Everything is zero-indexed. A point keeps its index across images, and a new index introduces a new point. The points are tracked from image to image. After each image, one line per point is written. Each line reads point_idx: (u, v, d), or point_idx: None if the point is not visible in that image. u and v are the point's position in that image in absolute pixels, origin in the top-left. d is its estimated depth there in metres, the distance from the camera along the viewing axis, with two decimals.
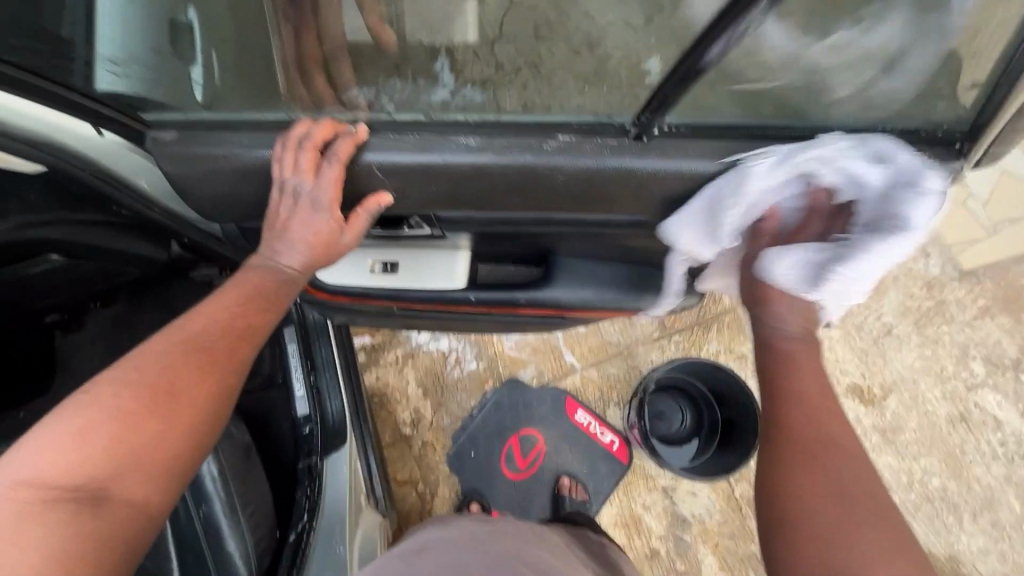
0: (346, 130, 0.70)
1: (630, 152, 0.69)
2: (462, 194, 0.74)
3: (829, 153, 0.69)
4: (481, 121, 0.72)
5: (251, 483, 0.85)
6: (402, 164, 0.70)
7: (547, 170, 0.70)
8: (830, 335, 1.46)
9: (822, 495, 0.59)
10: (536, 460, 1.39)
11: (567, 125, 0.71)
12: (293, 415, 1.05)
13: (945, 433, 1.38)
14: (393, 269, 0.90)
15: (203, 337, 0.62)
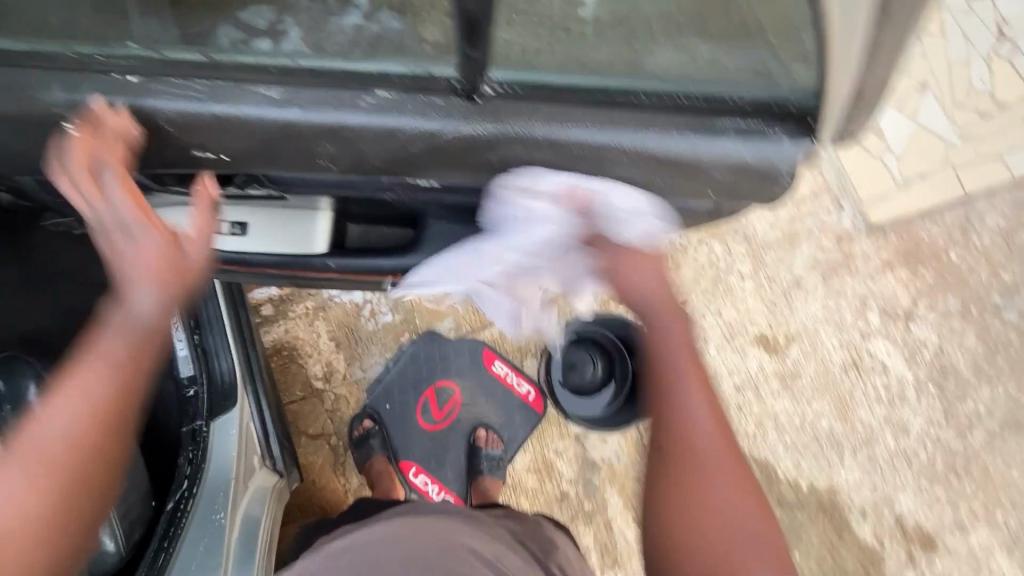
0: (109, 79, 0.59)
1: (456, 116, 0.61)
2: (273, 147, 0.64)
3: (648, 130, 0.62)
4: (285, 62, 0.59)
5: (116, 455, 0.79)
6: (194, 116, 0.61)
7: (362, 128, 0.61)
8: (744, 287, 1.49)
9: (719, 496, 0.74)
10: (451, 412, 1.39)
11: (387, 74, 0.59)
12: (175, 377, 0.98)
13: (837, 378, 1.47)
14: (243, 230, 0.83)
15: (45, 442, 0.57)
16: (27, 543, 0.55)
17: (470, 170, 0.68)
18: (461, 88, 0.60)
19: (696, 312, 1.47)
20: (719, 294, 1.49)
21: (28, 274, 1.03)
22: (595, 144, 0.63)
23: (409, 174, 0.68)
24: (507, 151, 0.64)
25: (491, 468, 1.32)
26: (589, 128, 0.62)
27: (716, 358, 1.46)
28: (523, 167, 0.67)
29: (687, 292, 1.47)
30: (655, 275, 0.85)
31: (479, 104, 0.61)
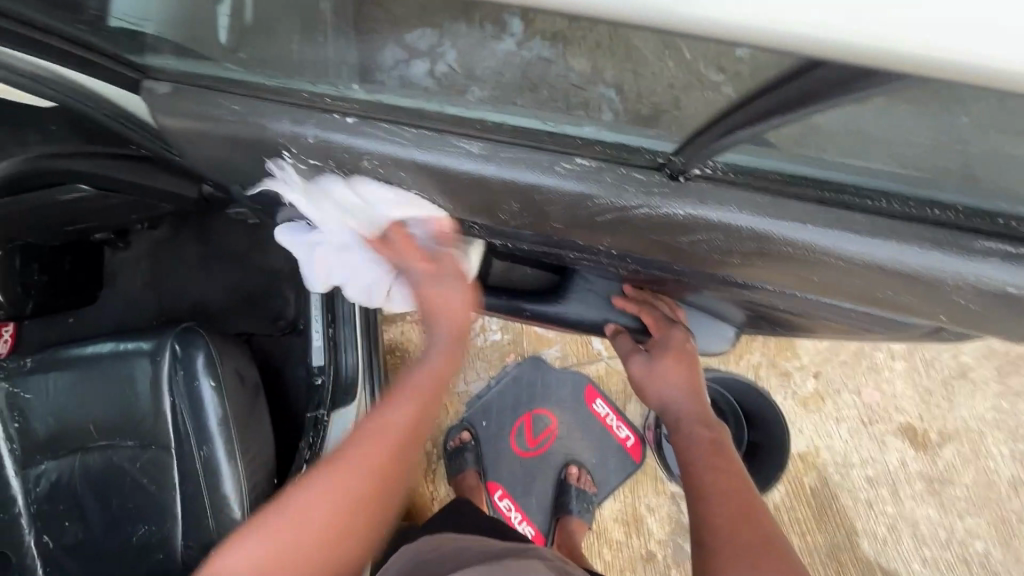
0: (330, 119, 0.55)
1: (651, 195, 0.53)
2: (453, 199, 0.60)
3: (886, 241, 0.49)
4: (492, 117, 0.55)
5: (255, 431, 0.87)
6: (388, 160, 0.56)
7: (568, 198, 0.54)
8: (893, 367, 1.31)
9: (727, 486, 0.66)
10: (545, 442, 1.37)
11: (602, 140, 0.53)
12: (310, 365, 1.08)
13: (1000, 494, 1.24)
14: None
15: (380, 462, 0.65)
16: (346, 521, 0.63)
17: (643, 248, 0.59)
18: (662, 163, 0.53)
19: (830, 386, 1.32)
20: (861, 371, 1.32)
21: (207, 252, 1.19)
22: (816, 246, 0.51)
23: (570, 243, 0.62)
24: (712, 244, 0.55)
25: (581, 511, 1.27)
26: (819, 229, 0.50)
27: (848, 443, 1.29)
28: (707, 257, 0.57)
29: (823, 362, 1.32)
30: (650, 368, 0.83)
31: (679, 184, 0.52)
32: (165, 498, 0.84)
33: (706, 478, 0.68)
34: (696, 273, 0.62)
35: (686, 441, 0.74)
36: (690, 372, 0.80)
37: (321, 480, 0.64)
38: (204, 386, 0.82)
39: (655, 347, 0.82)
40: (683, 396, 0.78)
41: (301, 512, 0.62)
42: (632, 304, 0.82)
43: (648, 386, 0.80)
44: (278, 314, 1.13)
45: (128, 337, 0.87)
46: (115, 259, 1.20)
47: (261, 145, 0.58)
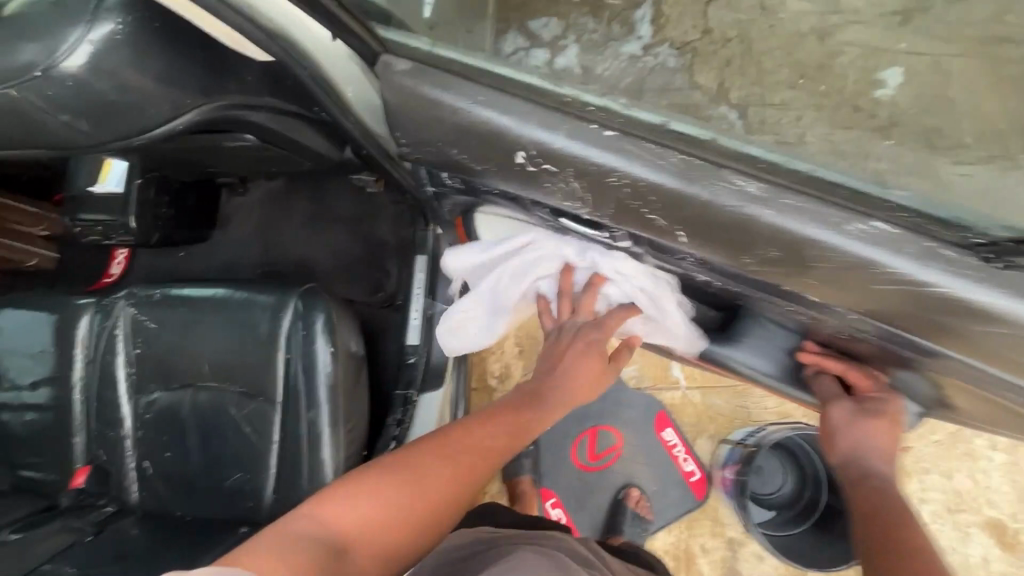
0: (590, 131, 0.56)
1: (955, 273, 0.52)
2: (696, 235, 0.60)
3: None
4: (769, 163, 0.56)
5: (357, 400, 0.88)
6: (644, 184, 0.56)
7: (829, 252, 0.54)
8: (992, 458, 1.23)
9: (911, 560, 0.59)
10: (606, 460, 1.33)
11: (878, 203, 0.54)
12: (403, 342, 1.07)
13: None
14: (560, 261, 0.80)
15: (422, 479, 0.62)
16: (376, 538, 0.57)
17: (859, 303, 0.59)
18: (973, 243, 0.52)
19: (919, 463, 1.24)
20: (956, 454, 1.24)
21: (318, 212, 1.20)
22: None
23: (786, 292, 0.63)
24: (980, 330, 0.54)
25: (632, 534, 1.25)
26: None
27: (928, 527, 1.22)
28: (923, 322, 0.57)
29: (915, 437, 1.25)
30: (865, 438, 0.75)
31: (986, 267, 0.51)
32: (263, 452, 0.85)
33: (886, 541, 0.63)
34: (901, 342, 0.61)
35: (870, 513, 0.68)
36: (892, 440, 0.76)
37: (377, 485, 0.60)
38: (320, 349, 0.83)
39: (866, 404, 0.77)
40: (880, 459, 0.75)
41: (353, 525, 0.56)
42: (837, 361, 0.77)
43: (842, 434, 0.76)
44: (377, 285, 1.14)
45: (254, 287, 0.89)
46: (230, 203, 1.23)
47: (502, 143, 0.59)
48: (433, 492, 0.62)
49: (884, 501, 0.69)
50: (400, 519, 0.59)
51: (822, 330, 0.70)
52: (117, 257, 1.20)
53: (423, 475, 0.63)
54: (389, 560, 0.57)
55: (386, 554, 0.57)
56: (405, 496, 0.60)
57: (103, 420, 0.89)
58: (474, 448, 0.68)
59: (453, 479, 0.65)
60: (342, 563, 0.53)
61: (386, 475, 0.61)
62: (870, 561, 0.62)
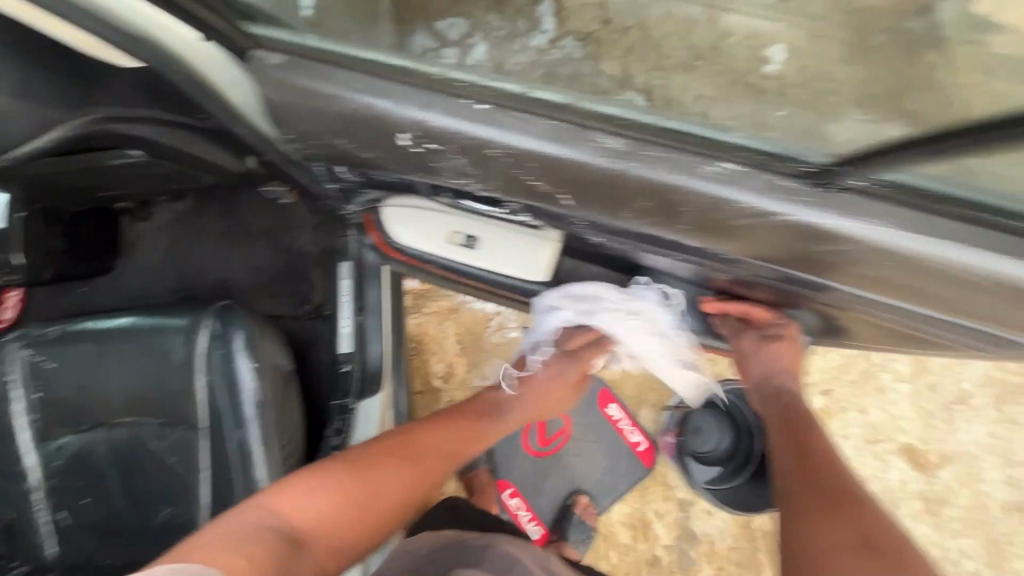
0: (457, 103, 0.57)
1: (802, 204, 0.56)
2: (578, 197, 0.61)
3: (969, 247, 0.54)
4: (627, 119, 0.58)
5: (289, 414, 0.85)
6: (518, 150, 0.57)
7: (694, 199, 0.57)
8: (899, 389, 1.36)
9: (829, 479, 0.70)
10: (557, 443, 1.36)
11: (732, 150, 0.57)
12: (336, 352, 1.06)
13: (993, 518, 1.29)
14: (473, 244, 0.77)
15: (381, 500, 0.83)
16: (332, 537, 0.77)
17: (744, 246, 0.61)
18: (814, 174, 0.56)
19: (838, 403, 1.36)
20: (868, 391, 1.36)
21: (232, 229, 1.16)
22: (915, 249, 0.55)
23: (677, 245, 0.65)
24: (841, 254, 0.58)
25: (576, 540, 1.29)
26: (912, 234, 0.55)
27: (852, 460, 1.33)
28: (806, 258, 0.60)
29: (831, 380, 1.37)
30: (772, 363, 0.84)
31: (829, 195, 0.56)
32: (193, 483, 0.81)
33: (801, 450, 0.74)
34: (789, 279, 0.64)
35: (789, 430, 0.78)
36: (794, 356, 0.85)
37: (357, 483, 0.81)
38: (243, 367, 0.80)
39: (766, 330, 0.84)
40: (787, 375, 0.84)
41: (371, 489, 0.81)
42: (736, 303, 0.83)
43: (755, 361, 0.85)
44: (303, 297, 1.11)
45: (165, 312, 0.84)
46: (133, 230, 1.16)
47: (377, 125, 0.59)
48: (381, 505, 0.83)
49: (799, 415, 0.80)
50: (354, 525, 0.79)
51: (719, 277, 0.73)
52: (9, 301, 1.09)
53: (414, 459, 0.88)
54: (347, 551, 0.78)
55: (342, 544, 0.77)
56: (350, 513, 0.79)
57: (6, 474, 0.82)
58: (420, 451, 0.89)
59: (417, 472, 0.88)
60: (332, 527, 0.76)
61: (329, 482, 0.79)
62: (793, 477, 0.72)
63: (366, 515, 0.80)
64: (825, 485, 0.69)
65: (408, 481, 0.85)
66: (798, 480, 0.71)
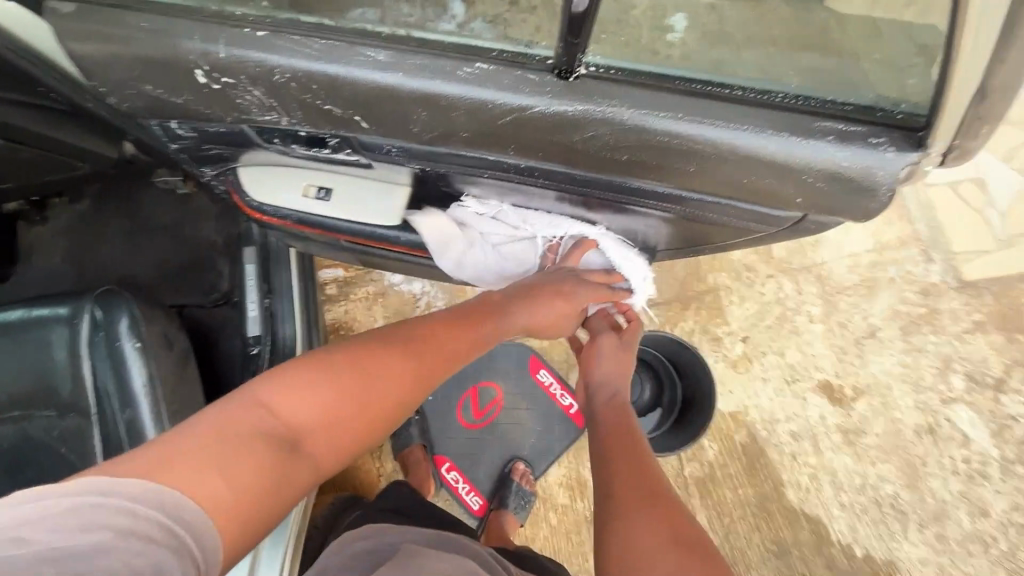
0: (239, 33, 0.56)
1: (546, 96, 0.57)
2: (370, 118, 0.62)
3: (720, 122, 0.57)
4: (400, 33, 0.57)
5: (184, 393, 0.85)
6: (302, 74, 0.58)
7: (468, 106, 0.58)
8: (812, 329, 1.43)
9: (642, 471, 0.78)
10: (491, 413, 1.38)
11: (489, 52, 0.57)
12: (244, 335, 1.05)
13: (908, 442, 1.36)
14: (328, 197, 0.78)
15: (363, 401, 0.66)
16: (324, 432, 0.62)
17: (541, 152, 0.63)
18: (551, 66, 0.56)
19: (757, 348, 1.41)
20: (784, 334, 1.42)
21: (132, 225, 1.14)
22: (673, 130, 0.57)
23: (483, 160, 0.66)
24: (602, 139, 0.59)
25: (517, 507, 1.28)
26: (677, 117, 0.57)
27: (774, 400, 1.38)
28: (597, 156, 0.62)
29: (749, 327, 1.42)
30: (619, 365, 0.98)
31: (569, 83, 0.57)
32: (86, 468, 0.80)
33: (629, 447, 0.83)
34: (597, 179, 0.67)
35: (619, 424, 0.89)
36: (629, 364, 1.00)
37: (332, 375, 0.64)
38: (127, 347, 0.79)
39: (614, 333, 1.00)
40: (620, 377, 0.98)
41: (364, 384, 0.66)
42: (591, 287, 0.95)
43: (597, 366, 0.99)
44: (210, 286, 1.10)
45: (43, 301, 0.82)
46: (30, 233, 1.14)
47: (169, 63, 0.58)
48: (382, 382, 0.67)
49: (626, 421, 0.90)
50: (338, 420, 0.63)
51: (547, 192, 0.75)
52: None
53: (407, 339, 0.74)
54: (341, 455, 0.64)
55: (338, 451, 0.63)
56: (354, 401, 0.64)
57: None
58: (430, 339, 0.76)
59: (423, 363, 0.73)
60: (307, 449, 0.60)
61: (322, 364, 0.65)
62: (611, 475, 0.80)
63: (348, 407, 0.64)
64: (634, 472, 0.78)
65: (392, 384, 0.69)
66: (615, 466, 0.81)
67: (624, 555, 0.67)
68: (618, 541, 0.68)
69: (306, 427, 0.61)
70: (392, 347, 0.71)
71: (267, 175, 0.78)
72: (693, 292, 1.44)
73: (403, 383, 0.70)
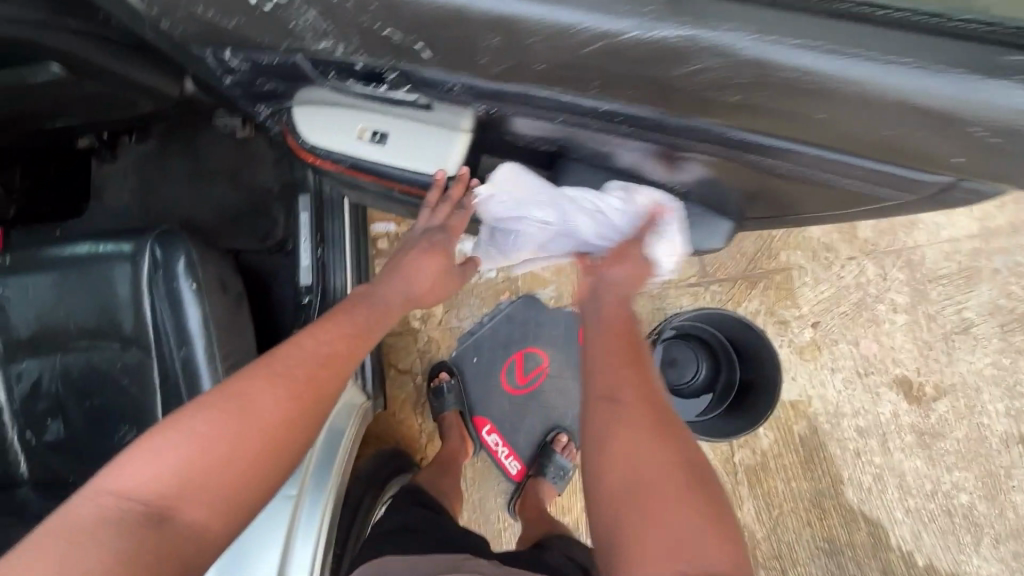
0: None
1: (635, 18, 0.50)
2: (433, 47, 0.56)
3: (828, 46, 0.49)
4: None
5: (236, 338, 0.85)
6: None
7: (537, 31, 0.51)
8: (894, 320, 1.30)
9: (634, 394, 0.71)
10: (535, 380, 1.34)
11: None
12: (296, 283, 1.05)
13: (993, 451, 1.23)
14: (382, 141, 0.78)
15: (265, 424, 0.62)
16: (201, 488, 0.57)
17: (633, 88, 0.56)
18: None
19: (827, 335, 1.30)
20: (861, 322, 1.30)
21: (193, 169, 1.15)
22: (793, 62, 0.50)
23: (560, 100, 0.61)
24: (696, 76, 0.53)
25: (554, 477, 1.27)
26: (777, 43, 0.49)
27: (842, 393, 1.28)
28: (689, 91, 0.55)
29: (821, 312, 1.31)
30: (636, 280, 0.84)
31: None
32: (145, 401, 0.83)
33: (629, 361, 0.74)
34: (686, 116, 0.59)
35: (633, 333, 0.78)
36: (641, 275, 0.85)
37: (236, 402, 0.62)
38: (184, 288, 0.80)
39: (620, 251, 0.86)
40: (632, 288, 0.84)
41: (238, 414, 0.61)
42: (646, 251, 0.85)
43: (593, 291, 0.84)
44: (265, 232, 1.10)
45: (108, 238, 0.84)
46: (100, 171, 1.17)
47: None
48: (263, 413, 0.62)
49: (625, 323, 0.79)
50: (222, 454, 0.59)
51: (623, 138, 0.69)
52: None
53: (294, 375, 0.67)
54: (244, 495, 0.59)
55: (226, 491, 0.58)
56: (232, 432, 0.60)
57: None
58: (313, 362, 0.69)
59: (302, 378, 0.67)
60: (193, 505, 0.56)
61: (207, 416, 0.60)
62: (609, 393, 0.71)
63: (233, 442, 0.60)
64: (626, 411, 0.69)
65: (302, 390, 0.66)
66: (602, 380, 0.72)
67: (617, 493, 0.64)
68: (616, 474, 0.65)
69: (189, 489, 0.57)
70: (263, 374, 0.66)
71: (325, 117, 0.79)
72: (761, 270, 1.33)
73: (295, 397, 0.65)
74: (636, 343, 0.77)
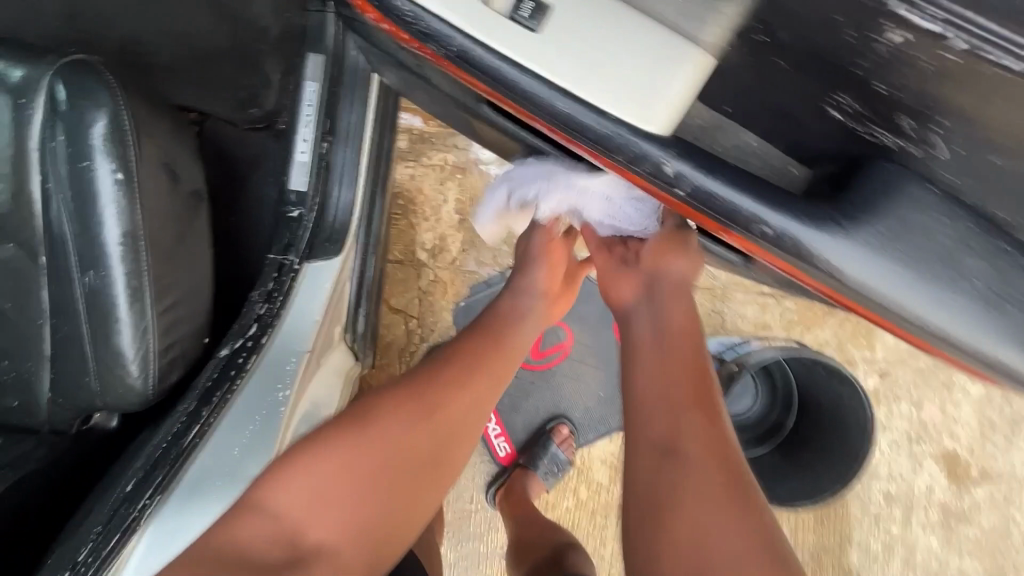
0: None
1: None
2: None
3: None
4: None
5: (178, 267, 0.55)
6: None
7: None
8: (966, 390, 1.12)
9: (644, 440, 0.49)
10: (552, 359, 1.11)
11: None
12: (285, 184, 0.73)
13: (1011, 547, 1.13)
14: (538, 19, 0.32)
15: (391, 455, 0.54)
16: (334, 521, 0.50)
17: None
18: None
19: (890, 389, 1.12)
20: (931, 383, 1.12)
21: None
22: None
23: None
24: None
25: (547, 473, 1.08)
26: None
27: (882, 453, 1.13)
28: None
29: (894, 361, 1.12)
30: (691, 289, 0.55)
31: None
32: (23, 332, 0.52)
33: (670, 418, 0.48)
34: None
35: (662, 363, 0.51)
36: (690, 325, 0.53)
37: (376, 422, 0.55)
38: (101, 172, 0.48)
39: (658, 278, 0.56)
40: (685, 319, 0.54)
41: (380, 434, 0.54)
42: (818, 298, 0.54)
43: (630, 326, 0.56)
44: (249, 95, 0.75)
45: None
46: None
47: None
48: (396, 436, 0.55)
49: (666, 356, 0.51)
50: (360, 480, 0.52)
51: (998, 158, 0.30)
52: None
53: (443, 384, 0.59)
54: (374, 535, 0.52)
55: (356, 524, 0.51)
56: (367, 466, 0.53)
57: None
58: (432, 394, 0.58)
59: (448, 395, 0.59)
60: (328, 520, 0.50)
61: (317, 456, 0.52)
62: (632, 469, 0.49)
63: (379, 462, 0.53)
64: (652, 424, 0.48)
65: (443, 410, 0.58)
66: (644, 380, 0.50)
67: (641, 491, 0.47)
68: (685, 550, 0.43)
69: (312, 534, 0.49)
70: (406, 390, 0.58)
71: None
72: None
73: (433, 422, 0.57)
74: (703, 394, 0.50)
